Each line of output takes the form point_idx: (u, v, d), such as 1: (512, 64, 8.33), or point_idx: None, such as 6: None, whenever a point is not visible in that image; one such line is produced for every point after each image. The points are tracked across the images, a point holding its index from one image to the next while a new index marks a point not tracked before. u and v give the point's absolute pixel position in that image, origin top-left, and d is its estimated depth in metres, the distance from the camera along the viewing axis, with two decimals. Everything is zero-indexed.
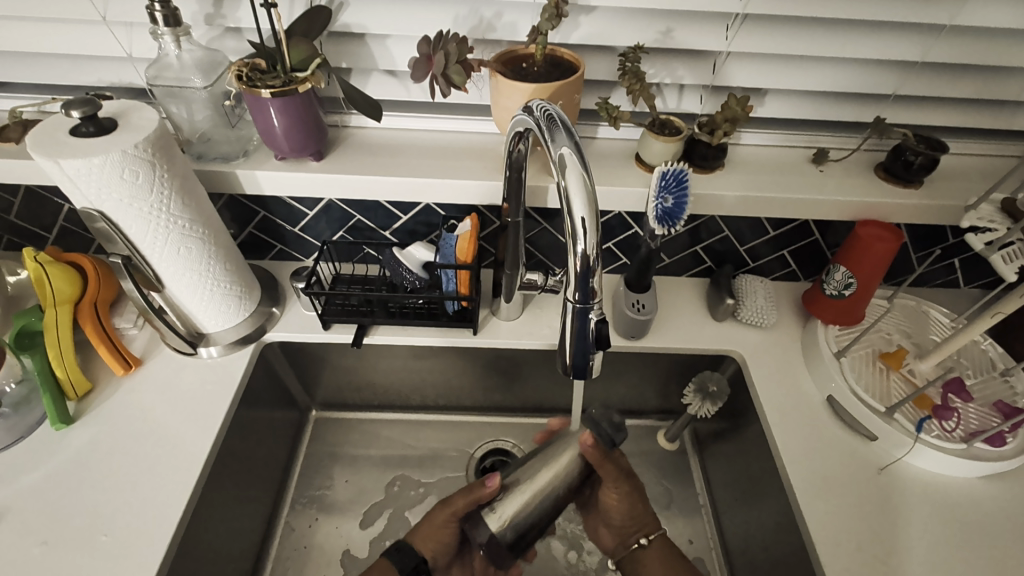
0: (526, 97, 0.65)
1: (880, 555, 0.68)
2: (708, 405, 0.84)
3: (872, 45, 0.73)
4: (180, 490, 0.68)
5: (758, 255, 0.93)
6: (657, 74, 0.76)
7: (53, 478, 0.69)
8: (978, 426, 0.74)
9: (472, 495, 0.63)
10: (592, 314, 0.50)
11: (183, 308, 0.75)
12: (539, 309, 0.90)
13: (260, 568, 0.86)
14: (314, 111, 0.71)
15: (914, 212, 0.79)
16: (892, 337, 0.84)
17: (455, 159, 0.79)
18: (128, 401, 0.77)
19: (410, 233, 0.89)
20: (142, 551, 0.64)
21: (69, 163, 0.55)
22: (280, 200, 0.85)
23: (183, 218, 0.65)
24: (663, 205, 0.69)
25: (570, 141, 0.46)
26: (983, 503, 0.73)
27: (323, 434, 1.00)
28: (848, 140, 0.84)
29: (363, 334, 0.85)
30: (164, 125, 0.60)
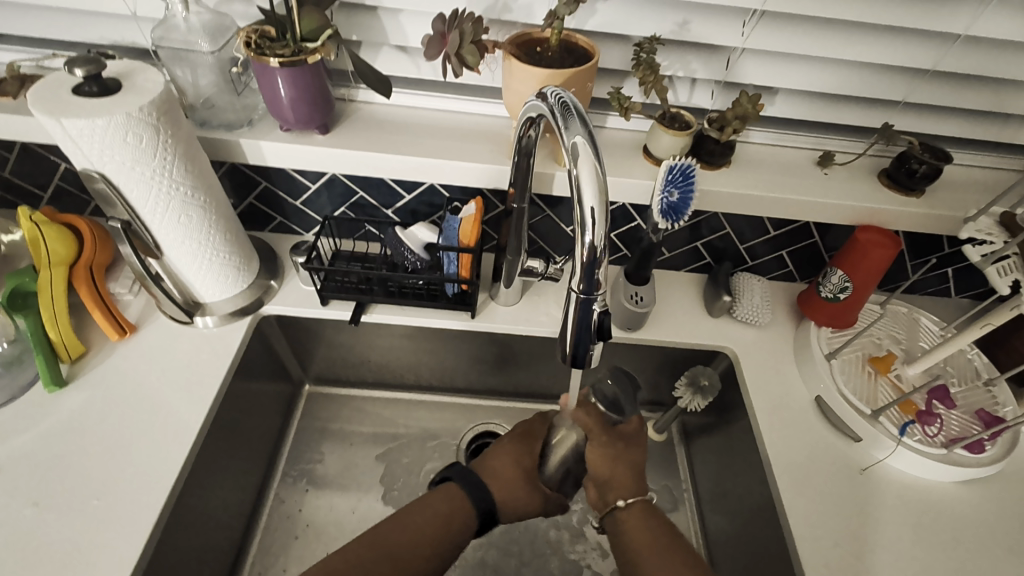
0: (539, 82, 0.65)
1: (856, 551, 0.70)
2: (698, 399, 0.86)
3: (887, 50, 0.73)
4: (173, 457, 0.69)
5: (757, 255, 0.94)
6: (671, 67, 0.76)
7: (45, 439, 0.69)
8: (959, 432, 0.76)
9: (597, 495, 0.70)
10: (595, 305, 0.50)
11: (180, 276, 0.74)
12: (538, 296, 0.91)
13: (248, 538, 0.87)
14: (322, 83, 0.70)
15: (913, 220, 0.80)
16: (881, 342, 0.86)
17: (462, 141, 0.78)
18: (123, 367, 0.76)
19: (412, 212, 0.88)
20: (135, 515, 0.64)
21: (72, 124, 0.54)
22: (283, 171, 0.83)
23: (185, 185, 0.64)
24: (668, 200, 0.70)
25: (585, 130, 0.46)
26: (956, 506, 0.75)
27: (315, 408, 1.00)
28: (855, 145, 0.85)
29: (362, 312, 0.85)
30: (169, 89, 0.59)
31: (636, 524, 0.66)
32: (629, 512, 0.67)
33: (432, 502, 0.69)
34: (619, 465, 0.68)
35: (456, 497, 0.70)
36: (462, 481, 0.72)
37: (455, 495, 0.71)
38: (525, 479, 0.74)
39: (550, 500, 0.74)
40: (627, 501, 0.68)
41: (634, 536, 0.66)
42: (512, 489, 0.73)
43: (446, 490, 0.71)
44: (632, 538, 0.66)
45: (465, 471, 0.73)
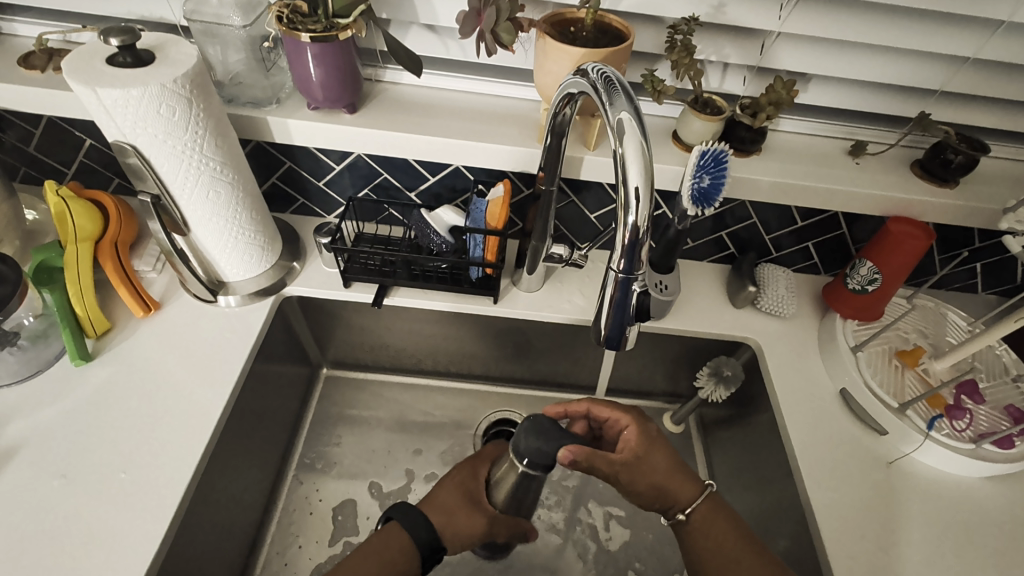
0: (574, 62, 0.64)
1: (883, 544, 0.69)
2: (721, 389, 0.86)
3: (927, 37, 0.71)
4: (198, 433, 0.69)
5: (782, 246, 0.93)
6: (704, 51, 0.75)
7: (72, 412, 0.69)
8: (987, 428, 0.75)
9: (511, 525, 0.69)
10: (635, 285, 0.50)
11: (205, 254, 0.74)
12: (561, 283, 0.90)
13: (267, 518, 0.87)
14: (352, 60, 0.70)
15: (947, 213, 0.79)
16: (909, 336, 0.85)
17: (489, 124, 0.77)
18: (148, 343, 0.76)
19: (436, 196, 0.88)
20: (162, 490, 0.64)
21: (107, 93, 0.54)
22: (307, 151, 0.83)
23: (214, 161, 0.64)
24: (699, 185, 0.68)
25: (630, 106, 0.45)
26: (984, 502, 0.74)
27: (333, 391, 1.00)
28: (887, 135, 0.83)
29: (384, 294, 0.85)
30: (202, 62, 0.59)
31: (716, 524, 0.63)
32: (702, 512, 0.64)
33: (387, 546, 0.60)
34: (666, 478, 0.63)
35: (403, 540, 0.61)
36: (407, 521, 0.62)
37: (393, 540, 0.61)
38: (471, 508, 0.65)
39: (493, 530, 0.67)
40: (691, 512, 0.64)
41: (710, 540, 0.63)
42: (456, 522, 0.64)
43: (390, 532, 0.62)
44: (718, 538, 0.63)
45: (409, 509, 0.63)
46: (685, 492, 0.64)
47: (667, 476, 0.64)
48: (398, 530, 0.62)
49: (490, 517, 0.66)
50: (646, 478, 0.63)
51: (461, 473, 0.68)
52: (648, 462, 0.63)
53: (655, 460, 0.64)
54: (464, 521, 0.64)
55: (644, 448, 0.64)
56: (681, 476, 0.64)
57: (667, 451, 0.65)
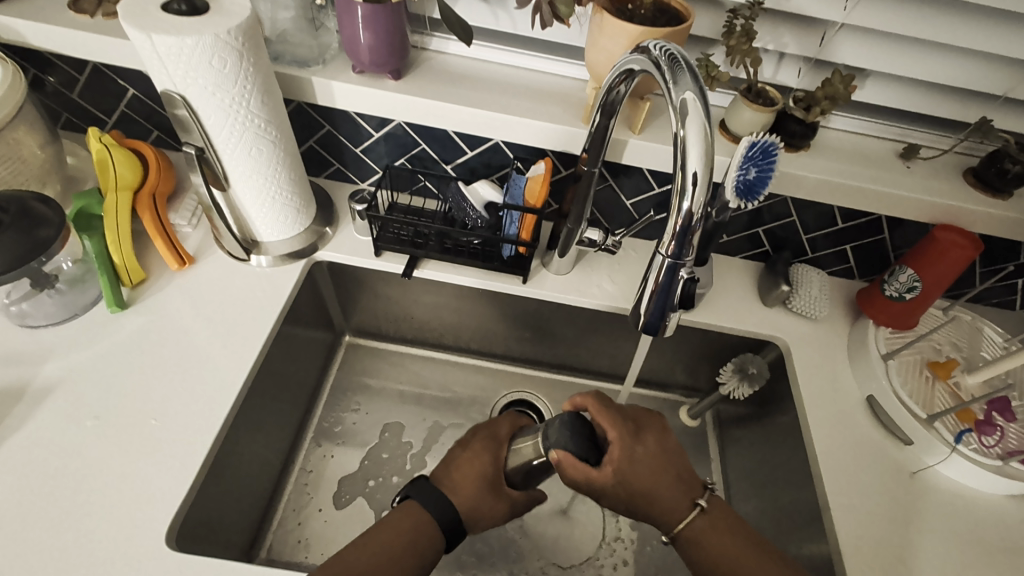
0: (631, 40, 0.62)
1: (899, 553, 0.69)
2: (744, 386, 0.85)
3: (998, 39, 0.68)
4: (226, 388, 0.70)
5: (818, 247, 0.91)
6: (762, 38, 0.72)
7: (105, 358, 0.70)
8: (1017, 446, 0.74)
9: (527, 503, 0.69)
10: (682, 272, 0.49)
11: (242, 212, 0.74)
12: (590, 268, 0.89)
13: (284, 476, 0.88)
14: (402, 24, 0.69)
15: (996, 224, 0.76)
16: (941, 348, 0.83)
17: (533, 100, 0.76)
18: (181, 295, 0.77)
19: (471, 171, 0.87)
20: (191, 439, 0.65)
21: (161, 41, 0.53)
22: (347, 115, 0.82)
23: (259, 117, 0.63)
24: (745, 177, 0.67)
25: (695, 86, 0.44)
26: (1005, 520, 0.73)
27: (354, 359, 1.01)
28: (942, 139, 0.80)
29: (414, 266, 0.84)
30: (255, 14, 0.58)
31: (709, 542, 0.61)
32: (696, 526, 0.62)
33: (405, 521, 0.60)
34: (653, 489, 0.62)
35: (420, 519, 0.61)
36: (427, 501, 0.62)
37: (411, 518, 0.61)
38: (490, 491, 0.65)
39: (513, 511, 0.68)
40: (683, 526, 0.62)
41: (706, 556, 0.61)
42: (479, 509, 0.64)
43: (410, 510, 0.62)
44: (707, 554, 0.61)
45: (426, 484, 0.64)
46: (675, 507, 0.63)
47: (659, 488, 0.62)
48: (414, 506, 0.62)
49: (511, 499, 0.67)
50: (633, 492, 0.61)
51: (479, 455, 0.67)
52: (631, 477, 0.61)
53: (645, 473, 0.62)
54: (488, 507, 0.65)
55: (633, 463, 0.62)
56: (669, 490, 0.62)
57: (659, 463, 0.63)
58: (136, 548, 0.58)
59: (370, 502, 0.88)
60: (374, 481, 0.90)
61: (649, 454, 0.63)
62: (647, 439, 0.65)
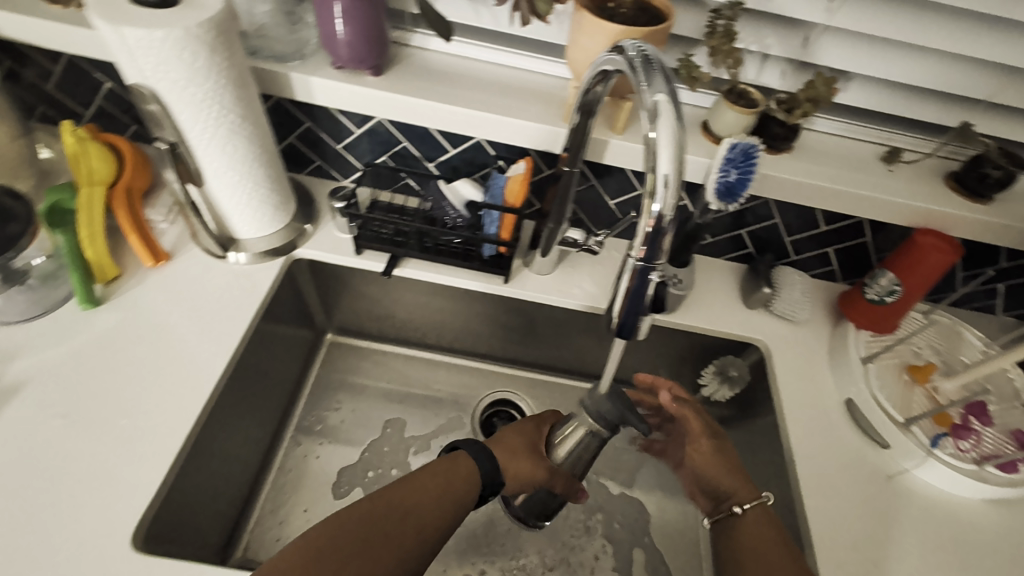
0: (610, 39, 0.61)
1: (873, 556, 0.69)
2: (725, 388, 0.90)
3: (980, 43, 0.68)
4: (200, 387, 0.69)
5: (801, 249, 0.91)
6: (745, 39, 0.72)
7: (77, 355, 0.69)
8: (992, 450, 0.74)
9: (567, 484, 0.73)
10: (653, 275, 0.48)
11: (219, 209, 0.73)
12: (573, 269, 0.88)
13: (262, 476, 0.88)
14: (380, 19, 0.68)
15: (976, 228, 0.76)
16: (921, 351, 0.84)
17: (514, 98, 0.75)
18: (157, 292, 0.76)
19: (454, 169, 0.86)
20: (162, 439, 0.65)
21: (130, 32, 0.52)
22: (328, 111, 0.81)
23: (234, 113, 0.62)
24: (725, 179, 0.67)
25: (667, 88, 0.43)
26: (979, 523, 0.74)
27: (336, 357, 1.01)
28: (924, 143, 0.80)
29: (394, 265, 0.83)
30: (228, 8, 0.57)
31: (753, 533, 0.63)
32: (743, 519, 0.65)
33: (455, 468, 0.66)
34: (722, 467, 0.71)
35: (468, 467, 0.67)
36: (474, 452, 0.68)
37: (460, 463, 0.67)
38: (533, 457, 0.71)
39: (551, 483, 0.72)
40: (741, 508, 0.66)
41: (748, 538, 0.63)
42: (520, 466, 0.70)
43: (458, 459, 0.67)
44: (746, 543, 0.63)
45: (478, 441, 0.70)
46: (737, 489, 0.69)
47: (724, 466, 0.71)
48: (464, 458, 0.68)
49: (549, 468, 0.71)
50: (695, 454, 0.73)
51: (523, 429, 0.74)
52: (700, 443, 0.73)
53: (711, 449, 0.73)
54: (526, 467, 0.70)
55: (717, 442, 0.73)
56: (735, 474, 0.70)
57: (722, 449, 0.73)
58: (104, 549, 0.57)
59: (367, 492, 0.88)
60: (354, 480, 0.89)
61: (713, 440, 0.73)
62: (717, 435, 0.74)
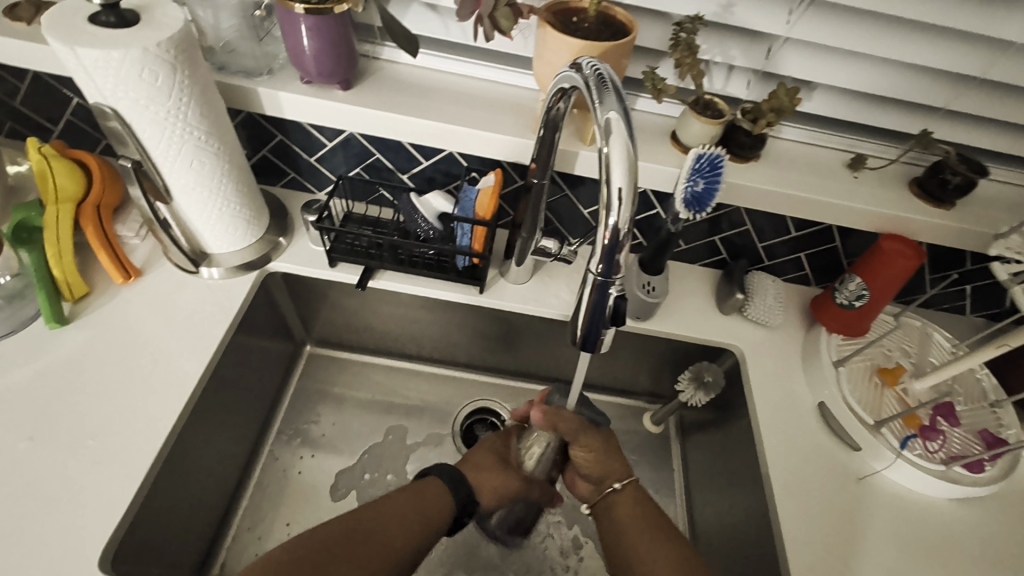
0: (573, 54, 0.62)
1: (845, 558, 0.70)
2: (701, 395, 0.87)
3: (936, 53, 0.70)
4: (171, 404, 0.69)
5: (774, 254, 0.92)
6: (709, 51, 0.73)
7: (44, 375, 0.68)
8: (960, 451, 0.75)
9: (539, 490, 0.79)
10: (612, 289, 0.49)
11: (188, 225, 0.73)
12: (549, 277, 0.89)
13: (239, 491, 0.87)
14: (347, 34, 0.68)
15: (940, 233, 0.78)
16: (891, 354, 0.85)
17: (484, 111, 0.75)
18: (127, 310, 0.76)
19: (428, 180, 0.86)
20: (131, 458, 0.64)
21: (86, 53, 0.52)
22: (300, 125, 0.81)
23: (199, 129, 0.62)
24: (693, 189, 0.67)
25: (620, 106, 0.44)
26: (948, 522, 0.75)
27: (314, 370, 1.00)
28: (889, 150, 0.82)
29: (369, 277, 0.84)
30: (189, 27, 0.57)
31: (629, 509, 0.68)
32: (621, 496, 0.69)
33: (423, 492, 0.70)
34: (604, 456, 0.71)
35: (442, 491, 0.71)
36: (447, 478, 0.73)
37: (433, 492, 0.71)
38: (501, 469, 0.77)
39: (527, 491, 0.78)
40: (615, 490, 0.70)
41: (622, 525, 0.67)
42: (489, 482, 0.76)
43: (429, 485, 0.72)
44: (629, 521, 0.67)
45: (450, 468, 0.75)
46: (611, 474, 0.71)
47: (606, 459, 0.71)
48: (437, 483, 0.72)
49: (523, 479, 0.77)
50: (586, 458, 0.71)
51: (491, 447, 0.80)
52: (584, 443, 0.71)
53: (596, 453, 0.71)
54: (499, 481, 0.76)
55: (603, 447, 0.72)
56: (608, 458, 0.71)
57: (599, 443, 0.72)
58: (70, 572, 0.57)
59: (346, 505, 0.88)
60: (333, 493, 0.89)
61: (597, 433, 0.72)
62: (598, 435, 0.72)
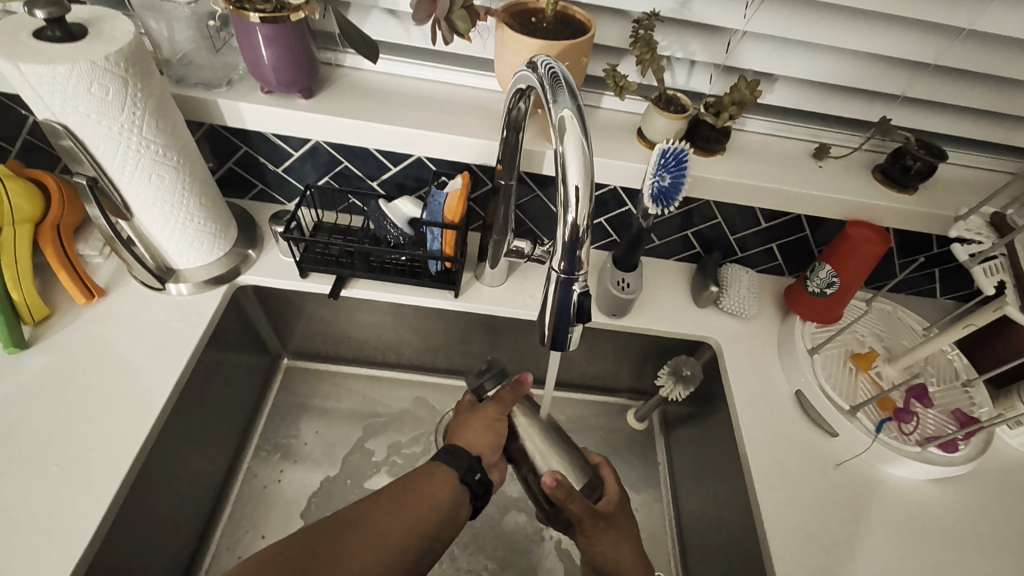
0: (532, 54, 0.62)
1: (825, 544, 0.70)
2: (680, 388, 0.87)
3: (889, 41, 0.71)
4: (138, 425, 0.67)
5: (746, 246, 0.93)
6: (670, 47, 0.74)
7: (5, 402, 0.66)
8: (934, 431, 0.77)
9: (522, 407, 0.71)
10: (576, 286, 0.49)
11: (152, 241, 0.71)
12: (524, 279, 0.89)
13: (217, 510, 0.85)
14: (306, 42, 0.67)
15: (903, 218, 0.79)
16: (864, 339, 0.86)
17: (451, 114, 0.75)
18: (92, 330, 0.74)
19: (398, 186, 0.86)
20: (95, 483, 0.62)
21: (30, 69, 0.51)
22: (264, 136, 0.80)
23: (156, 144, 0.61)
24: (659, 184, 0.68)
25: (573, 104, 0.44)
26: (925, 504, 0.76)
27: (292, 383, 0.99)
28: (851, 138, 0.83)
29: (341, 286, 0.83)
30: (140, 39, 0.56)
31: None
32: None
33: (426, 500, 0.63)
34: (621, 542, 0.66)
35: (442, 474, 0.65)
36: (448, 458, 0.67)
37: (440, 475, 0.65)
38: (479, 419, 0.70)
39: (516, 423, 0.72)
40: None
41: None
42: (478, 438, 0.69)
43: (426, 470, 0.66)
44: None
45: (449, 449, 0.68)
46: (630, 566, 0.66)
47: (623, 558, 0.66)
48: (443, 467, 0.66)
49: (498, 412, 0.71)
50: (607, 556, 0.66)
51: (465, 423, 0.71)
52: (599, 532, 0.66)
53: (610, 551, 0.66)
54: (494, 423, 0.70)
55: (614, 545, 0.66)
56: (627, 545, 0.67)
57: (612, 531, 0.66)
58: None
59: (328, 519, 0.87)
60: (313, 507, 0.87)
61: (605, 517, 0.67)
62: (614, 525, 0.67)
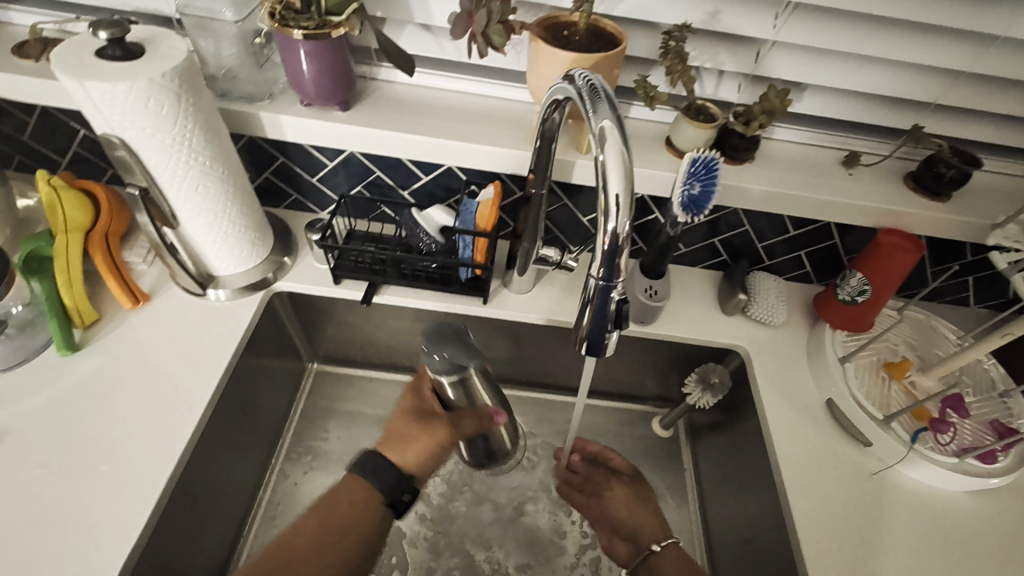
0: (566, 66, 0.64)
1: (860, 555, 0.70)
2: (708, 396, 0.87)
3: (921, 49, 0.71)
4: (181, 426, 0.69)
5: (774, 254, 0.93)
6: (699, 57, 0.75)
7: (57, 403, 0.69)
8: (972, 443, 0.75)
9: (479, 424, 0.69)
10: (614, 292, 0.50)
11: (195, 248, 0.74)
12: (552, 286, 0.90)
13: (251, 511, 0.87)
14: (345, 57, 0.70)
15: (938, 225, 0.78)
16: (897, 348, 0.85)
17: (482, 124, 0.77)
18: (137, 334, 0.77)
19: (429, 195, 0.88)
20: (142, 481, 0.64)
21: (94, 86, 0.54)
22: (301, 147, 0.83)
23: (204, 155, 0.64)
24: (689, 192, 0.68)
25: (613, 115, 0.45)
26: (963, 516, 0.74)
27: (322, 387, 1.01)
28: (882, 146, 0.83)
29: (373, 292, 0.84)
30: (192, 56, 0.59)
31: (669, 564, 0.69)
32: (663, 552, 0.70)
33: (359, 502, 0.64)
34: (638, 504, 0.79)
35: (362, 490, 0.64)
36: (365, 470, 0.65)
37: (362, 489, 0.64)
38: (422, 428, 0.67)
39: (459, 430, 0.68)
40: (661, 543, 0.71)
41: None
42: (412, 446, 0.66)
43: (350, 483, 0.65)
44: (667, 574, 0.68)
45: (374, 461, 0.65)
46: (648, 527, 0.75)
47: (639, 517, 0.77)
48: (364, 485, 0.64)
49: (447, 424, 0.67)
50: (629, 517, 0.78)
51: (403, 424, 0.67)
52: (620, 487, 0.82)
53: (629, 512, 0.78)
54: (431, 448, 0.66)
55: (632, 503, 0.79)
56: (646, 510, 0.78)
57: (634, 488, 0.81)
58: None
59: None
60: None
61: (626, 481, 0.82)
62: (638, 486, 0.81)
